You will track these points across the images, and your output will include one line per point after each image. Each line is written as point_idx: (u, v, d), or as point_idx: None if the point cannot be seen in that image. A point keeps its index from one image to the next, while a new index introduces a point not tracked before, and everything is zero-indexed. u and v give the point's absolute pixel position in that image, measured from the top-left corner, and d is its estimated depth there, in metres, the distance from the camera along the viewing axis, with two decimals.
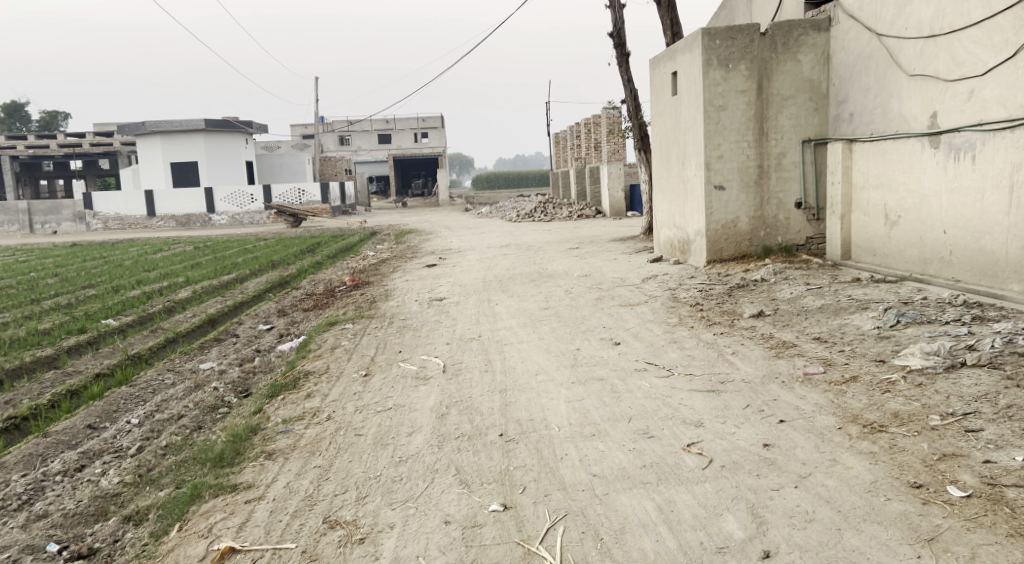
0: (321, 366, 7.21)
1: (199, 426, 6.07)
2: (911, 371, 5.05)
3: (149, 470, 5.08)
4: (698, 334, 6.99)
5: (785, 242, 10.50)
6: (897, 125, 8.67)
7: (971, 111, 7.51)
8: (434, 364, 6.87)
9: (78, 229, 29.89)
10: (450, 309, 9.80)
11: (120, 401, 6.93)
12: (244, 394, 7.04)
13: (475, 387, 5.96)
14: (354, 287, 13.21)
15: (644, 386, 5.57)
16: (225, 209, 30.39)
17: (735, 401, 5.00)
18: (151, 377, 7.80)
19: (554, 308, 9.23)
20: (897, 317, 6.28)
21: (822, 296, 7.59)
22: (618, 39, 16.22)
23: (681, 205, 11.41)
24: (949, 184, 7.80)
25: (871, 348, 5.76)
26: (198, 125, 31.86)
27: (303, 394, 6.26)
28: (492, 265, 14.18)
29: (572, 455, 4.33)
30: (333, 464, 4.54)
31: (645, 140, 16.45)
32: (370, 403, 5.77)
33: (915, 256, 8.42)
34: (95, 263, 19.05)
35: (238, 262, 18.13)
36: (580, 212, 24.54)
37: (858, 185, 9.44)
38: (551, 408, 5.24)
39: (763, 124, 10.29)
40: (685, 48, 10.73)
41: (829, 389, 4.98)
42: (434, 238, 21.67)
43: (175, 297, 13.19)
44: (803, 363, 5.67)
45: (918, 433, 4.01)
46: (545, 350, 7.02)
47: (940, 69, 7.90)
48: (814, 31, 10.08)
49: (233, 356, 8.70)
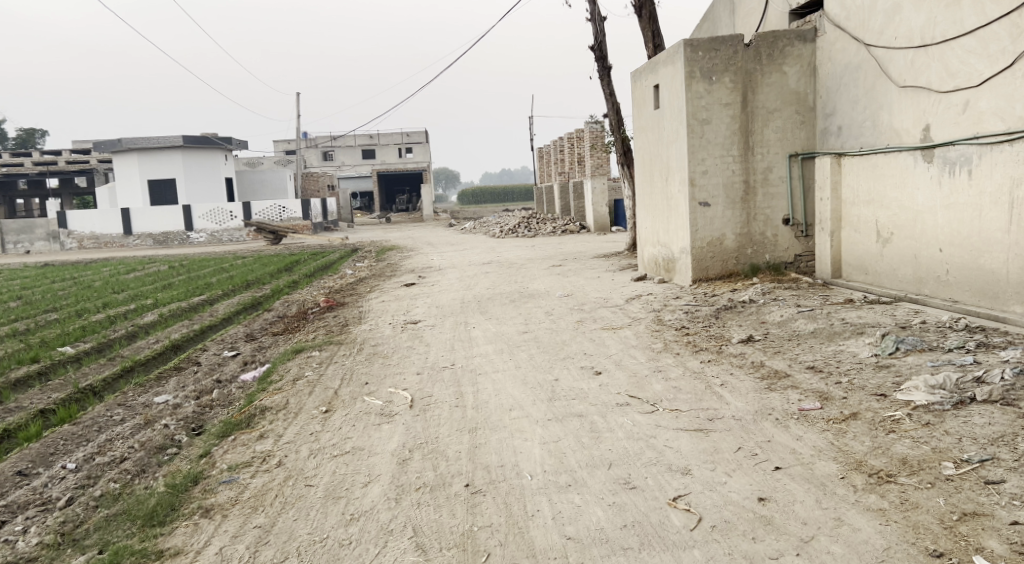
0: (281, 401, 6.69)
1: (141, 471, 5.56)
2: (917, 408, 4.60)
3: (74, 528, 4.58)
4: (684, 362, 6.54)
5: (772, 259, 10.10)
6: (888, 139, 8.29)
7: (966, 124, 7.15)
8: (401, 398, 6.36)
9: (52, 248, 29.28)
10: (425, 334, 9.27)
11: (60, 442, 6.40)
12: (196, 432, 6.52)
13: (443, 426, 5.46)
14: (327, 309, 12.71)
15: (626, 424, 5.09)
16: (202, 226, 29.77)
17: (725, 443, 4.54)
18: (99, 413, 7.25)
19: (533, 332, 8.73)
20: (896, 344, 5.85)
21: (813, 320, 7.17)
22: (600, 52, 15.88)
23: (665, 222, 11.01)
24: (943, 200, 7.43)
25: (871, 379, 5.32)
26: (175, 142, 31.32)
27: (256, 435, 5.77)
28: (471, 284, 13.69)
29: (544, 512, 3.86)
30: (274, 525, 4.10)
31: (628, 155, 16.05)
32: (327, 446, 5.27)
33: (909, 275, 8.04)
34: (64, 284, 18.50)
35: (211, 282, 17.57)
36: (564, 227, 24.10)
37: (848, 201, 9.06)
38: (524, 452, 4.76)
39: (748, 138, 9.91)
40: (666, 60, 10.36)
41: (828, 428, 4.53)
42: (415, 255, 21.11)
43: (140, 321, 12.62)
44: (797, 397, 5.22)
45: (931, 484, 3.57)
46: (521, 381, 6.53)
47: (932, 80, 7.55)
48: (799, 41, 9.71)
49: (192, 387, 8.17)
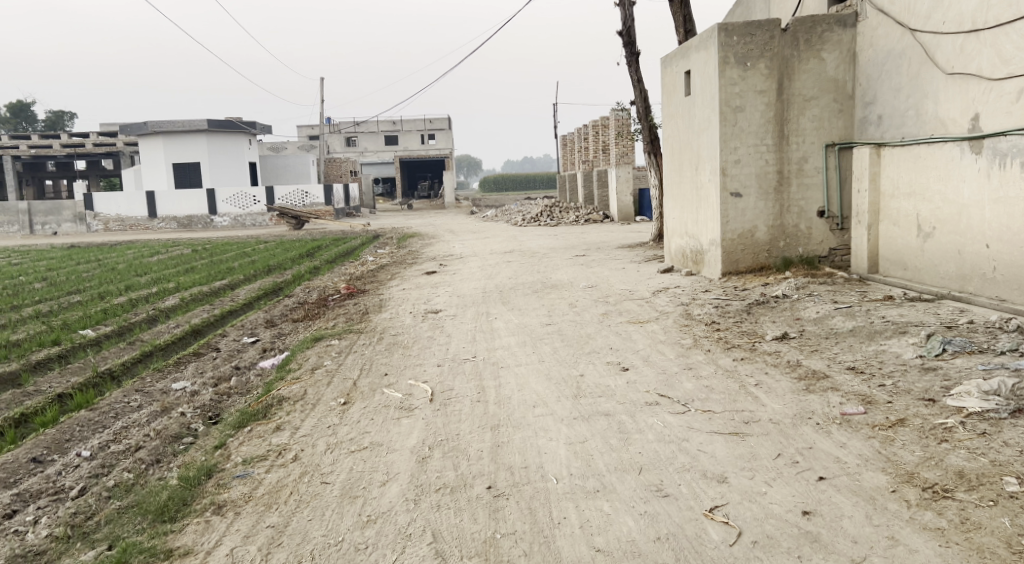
0: (298, 391, 6.51)
1: (156, 461, 5.41)
2: (970, 415, 4.32)
3: (85, 519, 4.41)
4: (715, 360, 6.27)
5: (805, 253, 9.77)
6: (932, 129, 7.94)
7: (1018, 113, 6.80)
8: (421, 391, 6.16)
9: (78, 230, 29.42)
10: (446, 324, 9.07)
11: (75, 429, 6.26)
12: (213, 421, 6.37)
13: (464, 423, 5.24)
14: (348, 296, 12.54)
15: (657, 425, 4.85)
16: (226, 210, 29.79)
17: (763, 448, 4.28)
18: (115, 399, 7.12)
19: (557, 324, 8.49)
20: (943, 345, 5.56)
21: (852, 317, 6.86)
22: (627, 38, 15.53)
23: (694, 213, 10.70)
24: (992, 193, 7.09)
25: (917, 382, 5.03)
26: (199, 125, 31.31)
27: (273, 426, 5.59)
28: (494, 273, 13.46)
29: (571, 520, 3.64)
30: (288, 525, 3.91)
31: (655, 143, 15.70)
32: (344, 441, 5.07)
33: (953, 272, 7.70)
34: (88, 266, 18.54)
35: (233, 266, 17.51)
36: (587, 216, 23.78)
37: (887, 193, 8.70)
38: (549, 453, 4.53)
39: (783, 127, 9.57)
40: (699, 46, 10.03)
41: (874, 436, 4.26)
42: (437, 242, 20.88)
43: (161, 304, 12.52)
44: (838, 400, 4.94)
45: (992, 502, 3.31)
46: (545, 376, 6.30)
47: (983, 66, 7.19)
48: (839, 26, 9.33)
49: (210, 374, 8.02)
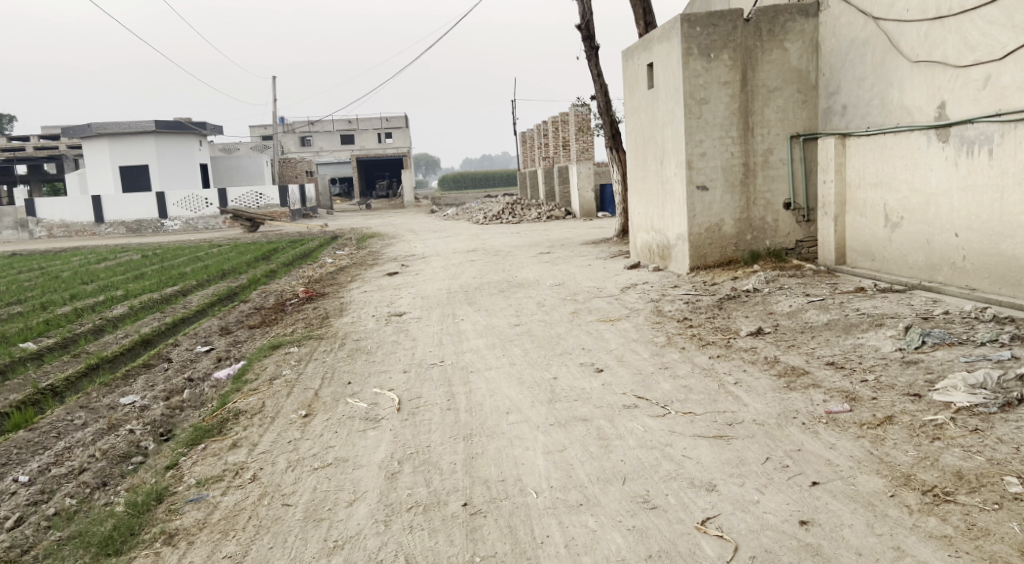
0: (255, 403, 6.16)
1: (102, 484, 5.04)
2: (960, 410, 4.19)
3: (20, 554, 4.04)
4: (691, 358, 6.09)
5: (773, 246, 9.68)
6: (898, 118, 7.87)
7: (985, 101, 6.74)
8: (387, 400, 5.86)
9: (21, 237, 28.35)
10: (410, 328, 8.77)
11: (12, 451, 5.83)
12: (164, 438, 5.99)
13: (434, 433, 4.97)
14: (307, 300, 12.14)
15: (637, 430, 4.64)
16: (178, 214, 28.92)
17: (750, 452, 4.09)
18: (57, 417, 6.68)
19: (526, 324, 8.25)
20: (922, 337, 5.44)
21: (826, 310, 6.74)
22: (586, 32, 15.36)
23: (660, 208, 10.55)
24: (960, 182, 7.03)
25: (900, 376, 4.90)
26: (148, 127, 30.42)
27: (228, 443, 5.25)
28: (457, 272, 13.18)
29: (555, 538, 3.42)
30: (247, 554, 3.62)
31: (617, 138, 15.54)
32: (307, 457, 4.77)
33: (921, 262, 7.65)
34: (30, 275, 17.77)
35: (185, 272, 16.91)
36: (548, 213, 23.58)
37: (853, 183, 8.63)
38: (526, 463, 4.29)
39: (748, 118, 9.46)
40: (661, 37, 9.86)
41: (863, 435, 4.09)
42: (397, 243, 20.48)
43: (109, 313, 11.98)
44: (822, 397, 4.78)
45: (997, 506, 3.22)
46: (517, 380, 6.06)
47: (949, 54, 7.13)
48: (801, 16, 9.24)
49: (161, 387, 7.59)
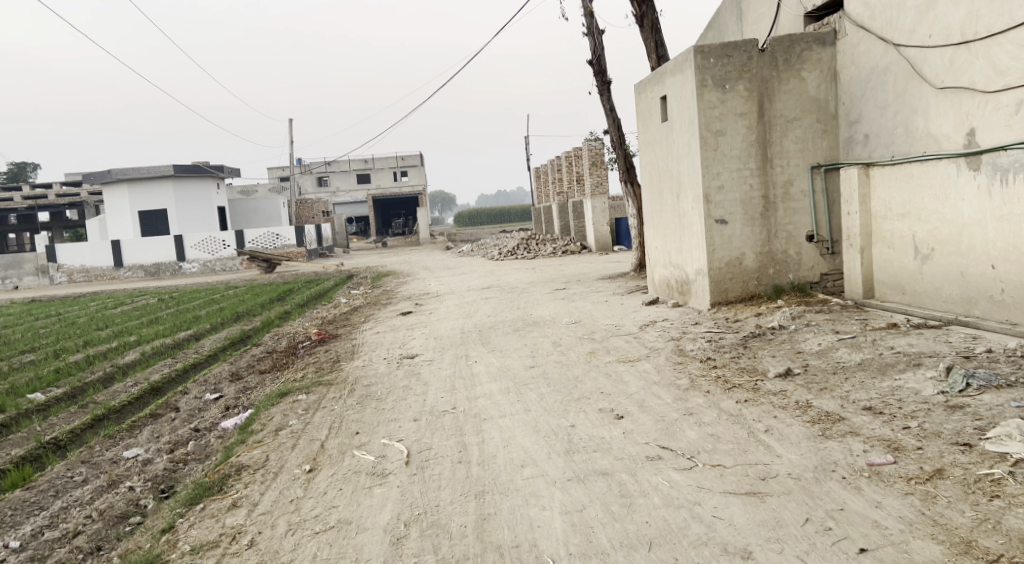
0: (259, 457, 5.87)
1: (95, 550, 4.76)
2: (1017, 463, 3.83)
3: None
4: (717, 403, 5.74)
5: (796, 279, 9.32)
6: (924, 146, 7.57)
7: (1018, 126, 6.44)
8: (396, 452, 5.56)
9: (41, 283, 28.52)
10: (423, 371, 8.49)
11: (6, 513, 5.56)
12: (164, 496, 5.69)
13: (445, 490, 4.65)
14: (319, 342, 11.90)
15: (662, 486, 4.29)
16: (196, 256, 28.82)
17: (787, 512, 3.75)
18: (57, 474, 6.41)
19: (542, 366, 7.93)
20: (966, 379, 5.07)
21: (858, 350, 6.38)
22: (598, 67, 15.25)
23: (677, 242, 10.25)
24: (994, 211, 6.70)
25: (946, 423, 4.53)
26: (165, 171, 30.70)
27: (229, 503, 4.96)
28: (472, 311, 12.89)
29: None
30: None
31: (631, 172, 15.31)
32: (310, 518, 4.47)
33: (957, 295, 7.28)
34: (46, 321, 17.73)
35: (200, 315, 16.76)
36: (564, 248, 23.34)
37: (879, 214, 8.29)
38: (543, 526, 3.96)
39: (766, 150, 9.19)
40: (674, 70, 9.67)
41: (912, 492, 3.74)
42: (413, 281, 20.28)
43: (120, 360, 11.80)
44: (861, 447, 4.43)
45: None
46: (532, 428, 5.73)
47: (977, 79, 6.85)
48: (818, 45, 9.00)
49: (166, 439, 7.31)
